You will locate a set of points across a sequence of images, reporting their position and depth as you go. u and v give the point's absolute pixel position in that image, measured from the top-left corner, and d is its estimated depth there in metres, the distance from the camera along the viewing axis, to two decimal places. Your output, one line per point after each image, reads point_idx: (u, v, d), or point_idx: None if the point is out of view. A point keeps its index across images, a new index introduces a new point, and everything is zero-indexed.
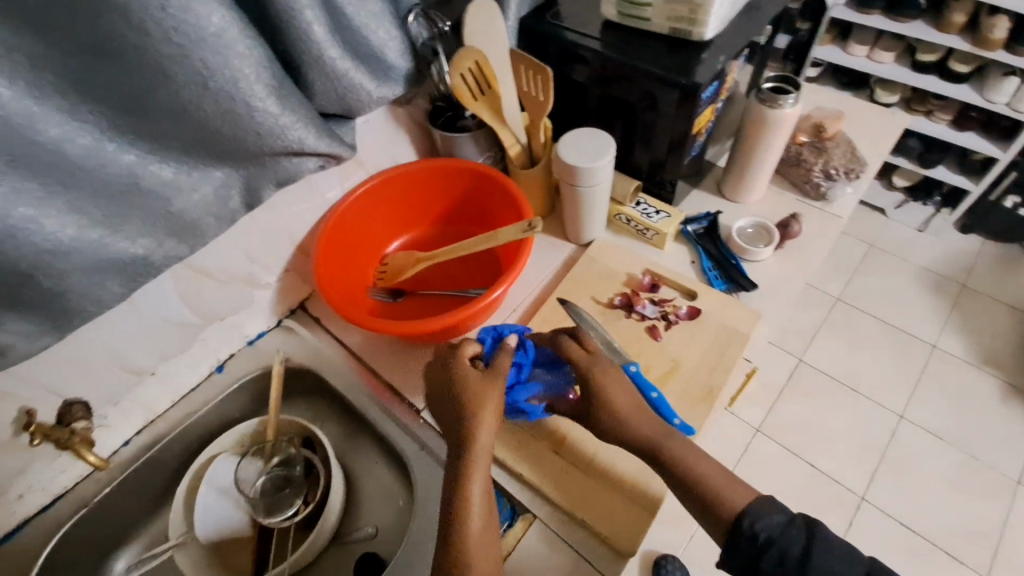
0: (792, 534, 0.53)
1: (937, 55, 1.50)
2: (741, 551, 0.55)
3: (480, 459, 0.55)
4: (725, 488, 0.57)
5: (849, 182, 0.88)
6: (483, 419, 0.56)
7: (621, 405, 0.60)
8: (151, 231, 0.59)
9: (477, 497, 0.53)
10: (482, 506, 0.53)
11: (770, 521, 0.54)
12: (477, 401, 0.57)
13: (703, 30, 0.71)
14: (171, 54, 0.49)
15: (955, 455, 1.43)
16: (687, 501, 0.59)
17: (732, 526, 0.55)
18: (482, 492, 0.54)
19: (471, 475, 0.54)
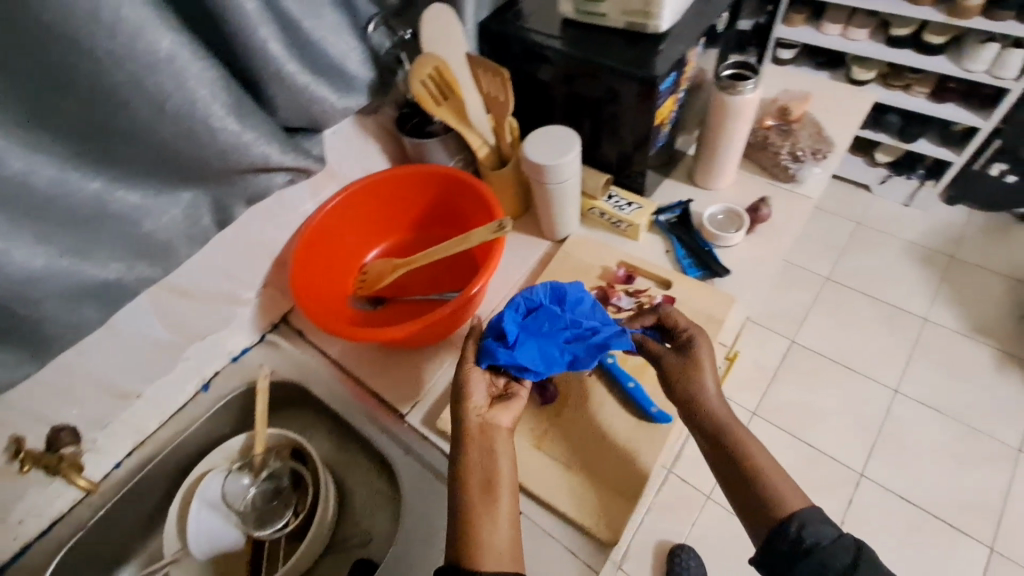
0: (841, 546, 0.53)
1: (911, 28, 1.50)
2: (782, 549, 0.55)
3: (470, 440, 0.60)
4: (785, 491, 0.58)
5: (817, 163, 0.90)
6: (469, 399, 0.62)
7: (707, 381, 0.64)
8: (123, 255, 0.60)
9: (473, 477, 0.57)
10: (479, 481, 0.57)
11: (819, 534, 0.54)
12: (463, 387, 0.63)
13: (658, 23, 0.72)
14: (124, 82, 0.49)
15: (951, 427, 1.44)
16: (744, 495, 0.60)
17: (779, 526, 0.56)
18: (479, 468, 0.58)
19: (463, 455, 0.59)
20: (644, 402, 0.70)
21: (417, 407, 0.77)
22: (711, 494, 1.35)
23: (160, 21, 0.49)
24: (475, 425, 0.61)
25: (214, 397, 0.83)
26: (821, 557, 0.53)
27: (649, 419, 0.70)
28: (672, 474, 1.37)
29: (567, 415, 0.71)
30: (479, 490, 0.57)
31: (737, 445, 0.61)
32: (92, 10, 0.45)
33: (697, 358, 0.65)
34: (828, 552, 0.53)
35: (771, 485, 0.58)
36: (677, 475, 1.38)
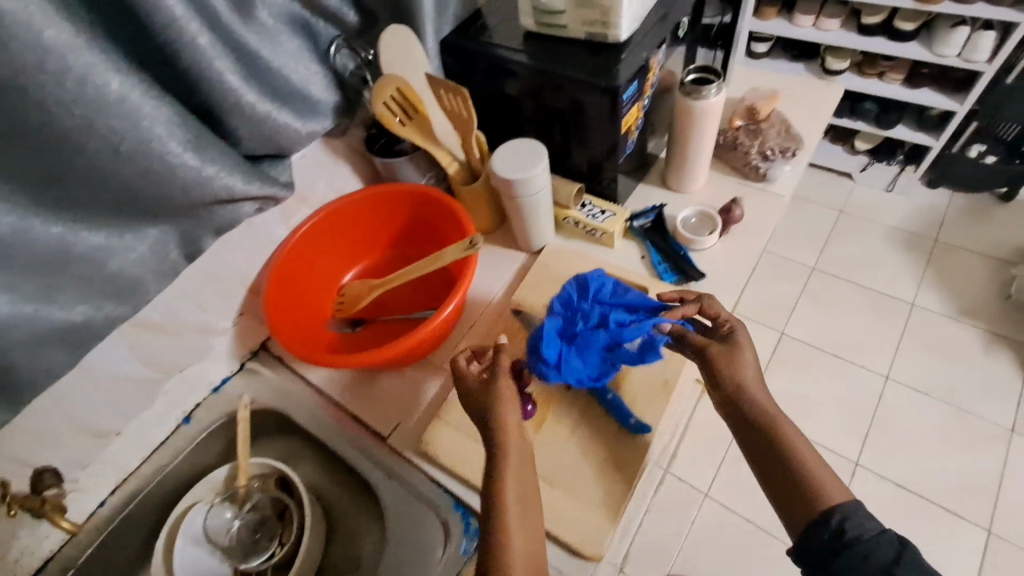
0: (884, 541, 0.51)
1: (882, 16, 1.50)
2: (821, 543, 0.53)
3: (506, 458, 0.56)
4: (828, 482, 0.56)
5: (787, 161, 0.90)
6: (505, 414, 0.58)
7: (749, 368, 0.62)
8: (91, 296, 0.59)
9: (511, 497, 0.54)
10: (515, 501, 0.55)
11: (861, 529, 0.53)
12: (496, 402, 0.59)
13: (617, 32, 0.71)
14: (76, 126, 0.49)
15: (944, 411, 1.45)
16: (787, 488, 0.57)
17: (820, 517, 0.54)
18: (515, 488, 0.55)
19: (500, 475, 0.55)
20: (624, 412, 0.70)
21: (399, 428, 0.76)
22: (708, 492, 1.35)
23: (109, 64, 0.49)
24: (511, 442, 0.58)
25: (196, 429, 0.82)
26: (863, 551, 0.51)
27: (628, 430, 0.70)
28: (669, 474, 1.37)
29: (548, 429, 0.71)
30: (515, 511, 0.54)
31: (780, 437, 0.59)
32: (38, 58, 0.45)
33: (739, 346, 0.63)
34: (871, 546, 0.51)
35: (815, 477, 0.56)
36: (674, 474, 1.38)
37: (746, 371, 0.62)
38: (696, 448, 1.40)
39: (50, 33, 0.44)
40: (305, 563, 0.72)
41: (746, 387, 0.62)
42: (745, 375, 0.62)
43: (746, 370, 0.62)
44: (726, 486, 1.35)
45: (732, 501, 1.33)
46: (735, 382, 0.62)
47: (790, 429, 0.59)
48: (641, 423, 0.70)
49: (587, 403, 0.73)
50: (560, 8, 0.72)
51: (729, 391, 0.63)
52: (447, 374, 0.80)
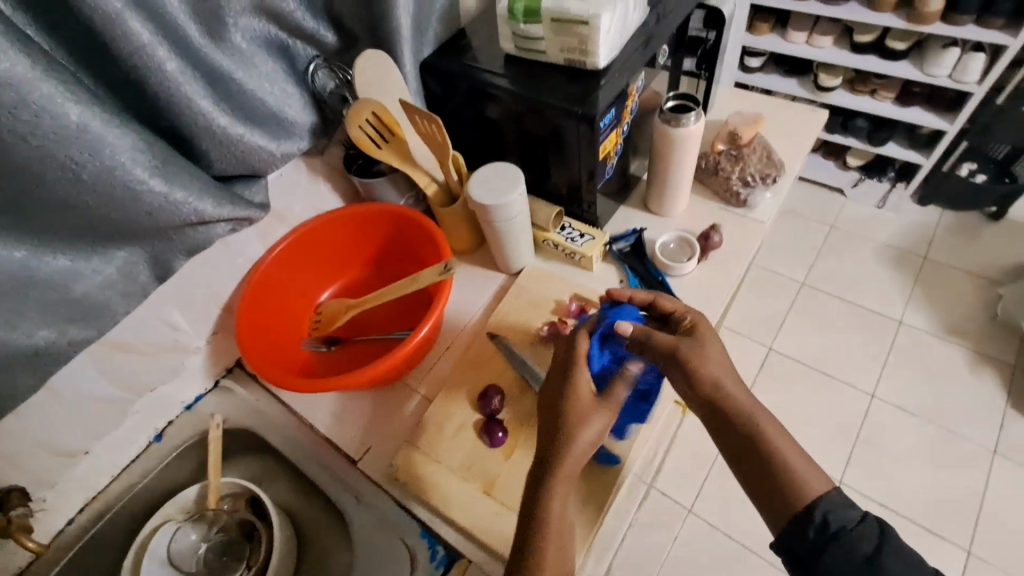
0: (866, 530, 0.52)
1: (875, 35, 1.50)
2: (807, 539, 0.54)
3: (562, 488, 0.57)
4: (808, 475, 0.56)
5: (766, 188, 0.90)
6: (579, 439, 0.59)
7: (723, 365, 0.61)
8: (54, 320, 0.59)
9: (552, 526, 0.57)
10: (557, 530, 0.57)
11: (845, 519, 0.53)
12: (583, 426, 0.59)
13: (596, 60, 0.71)
14: (33, 155, 0.48)
15: (928, 430, 1.44)
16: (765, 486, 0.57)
17: (804, 513, 0.55)
18: (560, 517, 0.57)
19: (552, 501, 0.57)
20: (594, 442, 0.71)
21: (370, 452, 0.75)
22: (692, 508, 1.34)
23: (69, 93, 0.48)
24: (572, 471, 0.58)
25: (168, 447, 0.82)
26: (848, 543, 0.52)
27: (595, 459, 0.71)
28: (654, 490, 1.36)
29: (518, 458, 0.70)
30: (554, 540, 0.57)
31: (759, 434, 0.59)
32: None
33: (706, 343, 0.62)
34: (855, 537, 0.52)
35: (796, 474, 0.56)
36: (658, 490, 1.37)
37: (720, 370, 0.61)
38: (681, 464, 1.39)
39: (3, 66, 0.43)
40: None
41: (720, 384, 0.60)
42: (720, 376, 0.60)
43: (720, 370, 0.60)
44: (710, 503, 1.34)
45: (715, 519, 1.32)
46: (713, 383, 0.60)
47: (766, 425, 0.59)
48: (609, 454, 0.71)
49: None
50: (539, 35, 0.72)
51: (705, 393, 0.61)
52: (420, 397, 0.79)
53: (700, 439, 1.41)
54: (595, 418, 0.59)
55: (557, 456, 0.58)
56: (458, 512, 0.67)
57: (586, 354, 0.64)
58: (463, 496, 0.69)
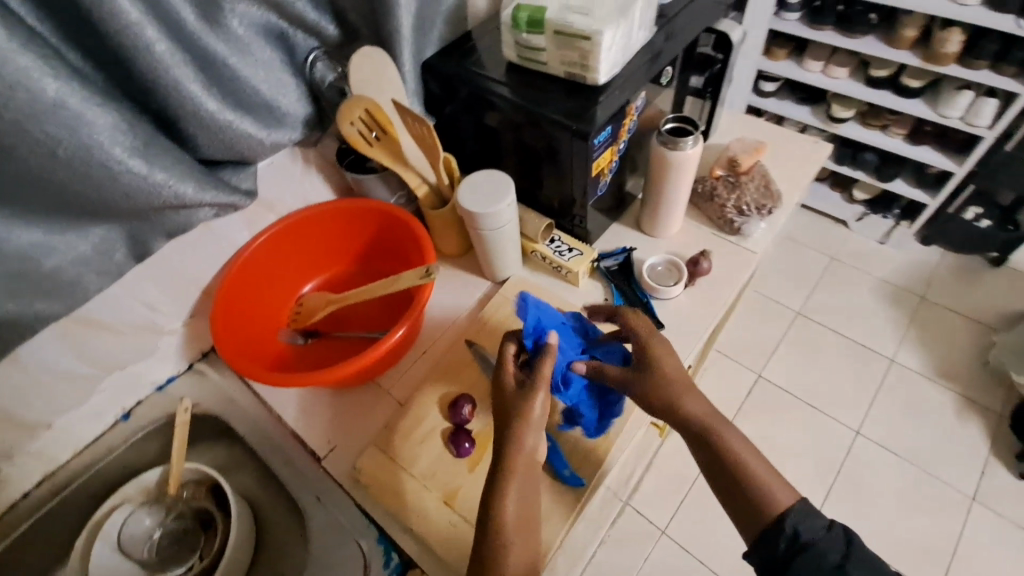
0: (832, 538, 0.53)
1: (889, 71, 1.49)
2: (777, 551, 0.54)
3: (516, 481, 0.56)
4: (774, 487, 0.56)
5: (761, 219, 0.89)
6: (525, 435, 0.57)
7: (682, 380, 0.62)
8: (21, 293, 0.58)
9: (510, 520, 0.54)
10: (516, 526, 0.54)
11: (812, 528, 0.54)
12: (523, 416, 0.58)
13: (596, 76, 0.70)
14: (6, 128, 0.47)
15: (910, 471, 1.43)
16: (739, 502, 0.57)
17: (773, 525, 0.55)
18: (517, 513, 0.55)
19: (506, 500, 0.54)
20: (559, 462, 0.69)
21: (335, 452, 0.75)
22: (665, 529, 1.32)
23: (46, 68, 0.47)
24: (524, 462, 0.57)
25: (134, 427, 0.81)
26: (818, 555, 0.52)
27: (562, 481, 0.68)
28: (629, 507, 1.35)
29: (481, 471, 0.69)
30: (516, 537, 0.53)
31: (729, 453, 0.58)
32: None
33: (666, 363, 0.62)
34: (822, 547, 0.53)
35: (765, 489, 0.56)
36: (633, 508, 1.36)
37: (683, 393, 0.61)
38: (658, 484, 1.38)
39: None
40: None
41: (685, 408, 0.61)
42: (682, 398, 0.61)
43: (682, 394, 0.61)
44: (684, 526, 1.32)
45: (688, 542, 1.31)
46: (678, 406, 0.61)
47: (736, 444, 0.59)
48: (576, 474, 0.68)
49: None
50: (541, 46, 0.71)
51: (674, 417, 0.62)
52: (392, 400, 0.78)
53: (679, 460, 1.40)
54: (533, 405, 0.59)
55: (504, 446, 0.57)
56: (415, 519, 0.67)
57: (509, 352, 0.66)
58: (424, 505, 0.68)
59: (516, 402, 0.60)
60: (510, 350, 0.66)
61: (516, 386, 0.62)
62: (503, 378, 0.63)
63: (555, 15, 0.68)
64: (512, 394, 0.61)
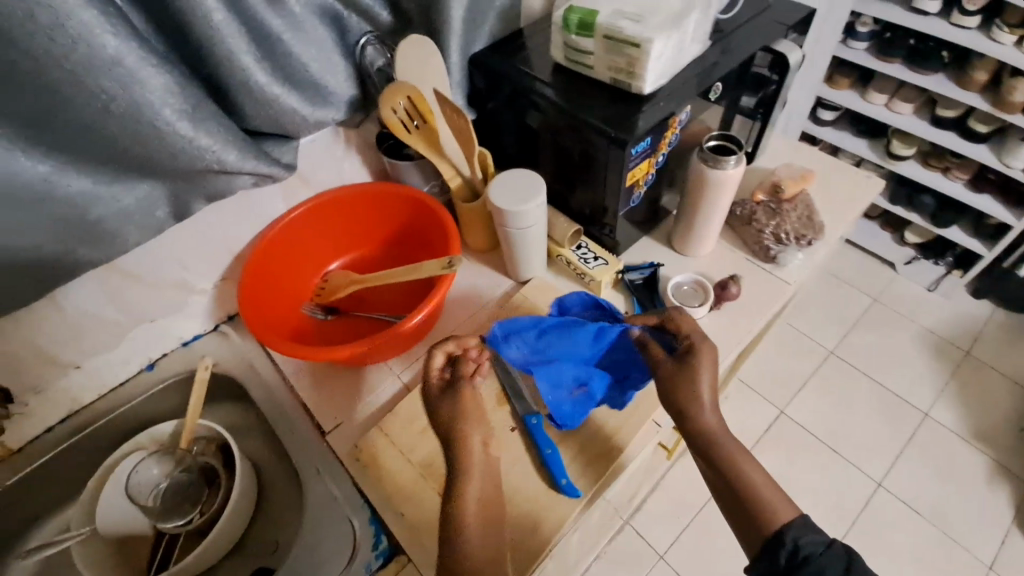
0: (833, 555, 0.49)
1: (957, 111, 1.41)
2: (777, 565, 0.51)
3: (467, 472, 0.57)
4: (774, 501, 0.53)
5: (799, 249, 0.86)
6: (469, 432, 0.59)
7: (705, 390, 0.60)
8: (63, 237, 0.61)
9: (472, 504, 0.55)
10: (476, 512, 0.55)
11: (816, 540, 0.50)
12: (465, 414, 0.60)
13: (641, 85, 0.69)
14: (66, 79, 0.50)
15: (930, 532, 1.35)
16: (732, 514, 0.56)
17: (771, 539, 0.52)
18: (475, 500, 0.56)
19: (465, 493, 0.55)
20: (558, 471, 0.67)
21: (341, 427, 0.76)
22: (664, 554, 1.29)
23: (108, 25, 0.49)
24: (473, 455, 0.58)
25: (156, 378, 0.85)
26: (819, 568, 0.48)
27: (558, 490, 0.67)
28: (630, 526, 1.33)
29: None
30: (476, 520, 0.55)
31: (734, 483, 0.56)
32: (30, 12, 0.46)
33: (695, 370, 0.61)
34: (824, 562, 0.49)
35: (767, 500, 0.54)
36: (634, 527, 1.33)
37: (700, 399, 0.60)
38: (662, 507, 1.35)
39: None
40: (216, 541, 0.71)
41: (699, 419, 0.60)
42: (698, 405, 0.60)
43: (700, 401, 0.60)
44: (683, 553, 1.29)
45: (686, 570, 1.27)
46: (694, 415, 0.60)
47: (743, 462, 0.57)
48: (573, 484, 0.67)
49: (522, 450, 0.70)
50: (589, 49, 0.70)
51: (686, 424, 0.60)
52: (400, 385, 0.79)
53: (687, 486, 1.37)
54: (465, 403, 0.60)
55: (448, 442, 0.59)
56: (410, 506, 0.67)
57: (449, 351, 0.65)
58: (419, 492, 0.68)
59: (454, 406, 0.60)
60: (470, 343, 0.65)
61: (440, 392, 0.62)
62: (429, 384, 0.63)
63: (606, 19, 0.67)
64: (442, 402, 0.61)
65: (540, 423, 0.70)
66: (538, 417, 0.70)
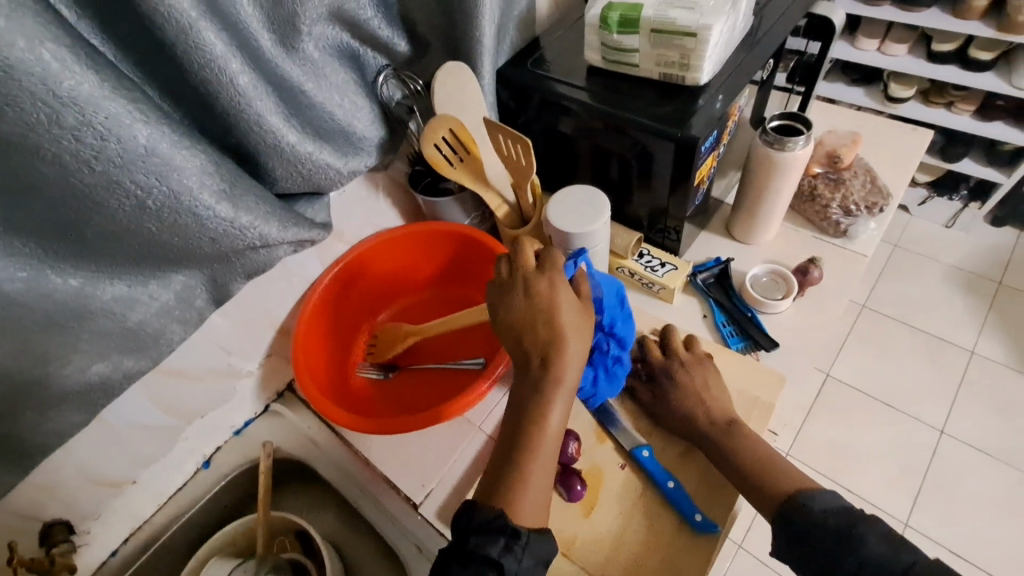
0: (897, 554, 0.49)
1: (956, 43, 1.35)
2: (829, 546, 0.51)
3: (556, 402, 0.54)
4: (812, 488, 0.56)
5: (872, 218, 0.81)
6: (569, 354, 0.54)
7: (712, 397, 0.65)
8: (106, 352, 0.54)
9: (546, 439, 0.54)
10: (547, 457, 0.54)
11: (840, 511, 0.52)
12: (567, 341, 0.54)
13: (697, 75, 0.64)
14: (97, 182, 0.44)
15: (1006, 473, 1.30)
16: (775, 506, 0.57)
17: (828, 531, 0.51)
18: (555, 433, 0.54)
19: (549, 420, 0.54)
20: (686, 506, 0.62)
21: (431, 495, 0.69)
22: (741, 542, 1.21)
23: (136, 112, 0.43)
24: (559, 384, 0.54)
25: (216, 475, 0.79)
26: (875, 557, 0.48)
27: (693, 527, 0.61)
28: None
29: (598, 517, 0.64)
30: (540, 463, 0.53)
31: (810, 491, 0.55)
32: (53, 114, 0.39)
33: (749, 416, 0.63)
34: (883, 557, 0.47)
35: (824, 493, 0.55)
36: None
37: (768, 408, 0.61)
38: None
39: (70, 85, 0.39)
40: None
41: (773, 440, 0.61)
42: None
43: None
44: (761, 541, 1.21)
45: (767, 555, 1.20)
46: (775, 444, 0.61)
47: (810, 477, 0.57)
48: (707, 520, 0.62)
49: (640, 488, 0.65)
50: (633, 47, 0.65)
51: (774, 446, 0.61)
52: (485, 437, 0.72)
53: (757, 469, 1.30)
54: (567, 323, 0.55)
55: (524, 403, 0.54)
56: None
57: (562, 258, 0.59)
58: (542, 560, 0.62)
59: (566, 326, 0.55)
60: (557, 257, 0.58)
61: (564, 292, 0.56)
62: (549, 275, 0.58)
63: (653, 11, 0.61)
64: (565, 318, 0.55)
65: (652, 454, 0.66)
66: (650, 448, 0.66)
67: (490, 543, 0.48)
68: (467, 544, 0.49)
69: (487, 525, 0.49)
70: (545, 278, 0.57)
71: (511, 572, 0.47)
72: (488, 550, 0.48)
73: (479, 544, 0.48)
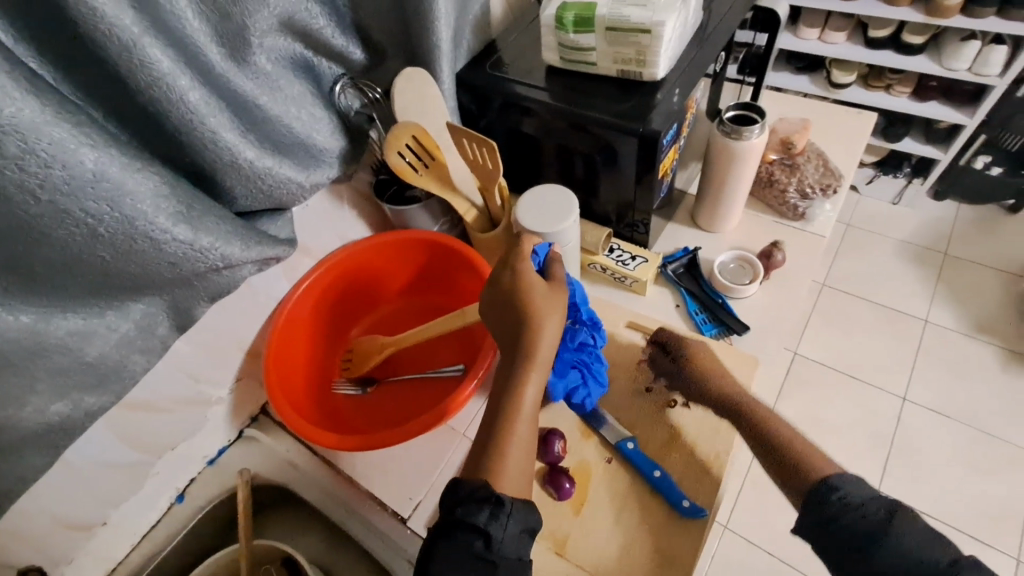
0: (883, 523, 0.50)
1: (890, 29, 1.42)
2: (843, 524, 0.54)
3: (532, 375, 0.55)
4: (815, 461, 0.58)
5: (827, 199, 0.86)
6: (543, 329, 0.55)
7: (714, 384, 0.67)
8: (65, 391, 0.51)
9: (524, 410, 0.54)
10: (525, 433, 0.54)
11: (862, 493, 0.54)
12: (539, 317, 0.55)
13: (654, 71, 0.65)
14: (45, 213, 0.42)
15: (966, 433, 1.37)
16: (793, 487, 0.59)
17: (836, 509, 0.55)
18: (532, 410, 0.55)
19: (524, 394, 0.54)
20: (673, 492, 0.63)
21: (420, 507, 0.68)
22: (727, 523, 1.24)
23: (82, 136, 0.41)
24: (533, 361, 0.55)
25: (192, 508, 0.76)
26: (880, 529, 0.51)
27: (681, 513, 0.62)
28: None
29: (588, 513, 0.64)
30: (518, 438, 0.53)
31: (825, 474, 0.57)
32: None
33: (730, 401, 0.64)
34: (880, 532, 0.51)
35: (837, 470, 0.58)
36: None
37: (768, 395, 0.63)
38: None
39: (9, 112, 0.37)
40: None
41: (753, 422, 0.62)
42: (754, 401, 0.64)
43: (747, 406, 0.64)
44: (748, 521, 1.24)
45: (753, 533, 1.22)
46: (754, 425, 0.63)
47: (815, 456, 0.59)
48: (695, 505, 0.63)
49: (627, 480, 0.66)
50: (590, 45, 0.65)
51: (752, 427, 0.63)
52: (468, 443, 0.72)
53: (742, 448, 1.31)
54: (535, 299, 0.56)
55: (502, 404, 0.54)
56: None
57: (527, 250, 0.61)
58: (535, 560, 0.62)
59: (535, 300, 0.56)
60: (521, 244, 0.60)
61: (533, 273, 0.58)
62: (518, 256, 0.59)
63: (606, 10, 0.62)
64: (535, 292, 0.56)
65: (637, 447, 0.66)
66: (634, 441, 0.67)
67: (476, 513, 0.48)
68: (454, 515, 0.48)
69: (472, 494, 0.49)
70: (509, 269, 0.58)
71: (498, 540, 0.47)
72: (475, 518, 0.48)
73: (467, 512, 0.48)
